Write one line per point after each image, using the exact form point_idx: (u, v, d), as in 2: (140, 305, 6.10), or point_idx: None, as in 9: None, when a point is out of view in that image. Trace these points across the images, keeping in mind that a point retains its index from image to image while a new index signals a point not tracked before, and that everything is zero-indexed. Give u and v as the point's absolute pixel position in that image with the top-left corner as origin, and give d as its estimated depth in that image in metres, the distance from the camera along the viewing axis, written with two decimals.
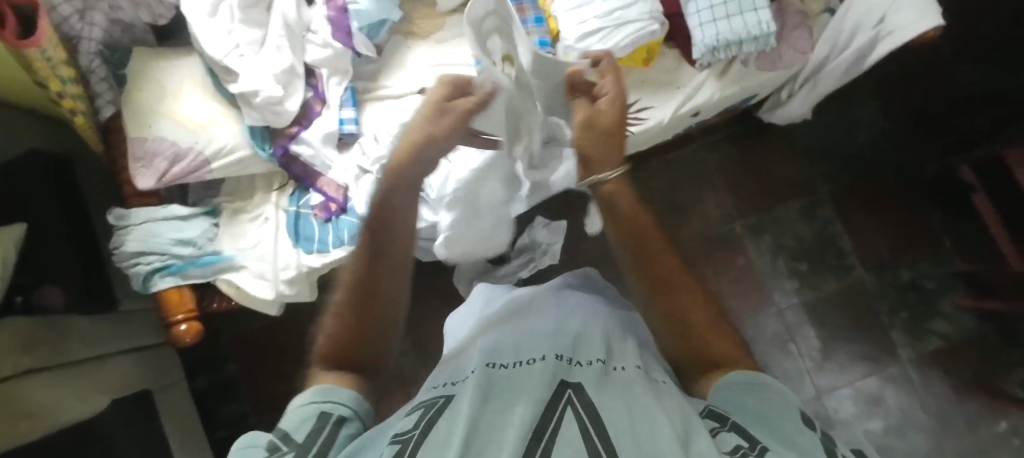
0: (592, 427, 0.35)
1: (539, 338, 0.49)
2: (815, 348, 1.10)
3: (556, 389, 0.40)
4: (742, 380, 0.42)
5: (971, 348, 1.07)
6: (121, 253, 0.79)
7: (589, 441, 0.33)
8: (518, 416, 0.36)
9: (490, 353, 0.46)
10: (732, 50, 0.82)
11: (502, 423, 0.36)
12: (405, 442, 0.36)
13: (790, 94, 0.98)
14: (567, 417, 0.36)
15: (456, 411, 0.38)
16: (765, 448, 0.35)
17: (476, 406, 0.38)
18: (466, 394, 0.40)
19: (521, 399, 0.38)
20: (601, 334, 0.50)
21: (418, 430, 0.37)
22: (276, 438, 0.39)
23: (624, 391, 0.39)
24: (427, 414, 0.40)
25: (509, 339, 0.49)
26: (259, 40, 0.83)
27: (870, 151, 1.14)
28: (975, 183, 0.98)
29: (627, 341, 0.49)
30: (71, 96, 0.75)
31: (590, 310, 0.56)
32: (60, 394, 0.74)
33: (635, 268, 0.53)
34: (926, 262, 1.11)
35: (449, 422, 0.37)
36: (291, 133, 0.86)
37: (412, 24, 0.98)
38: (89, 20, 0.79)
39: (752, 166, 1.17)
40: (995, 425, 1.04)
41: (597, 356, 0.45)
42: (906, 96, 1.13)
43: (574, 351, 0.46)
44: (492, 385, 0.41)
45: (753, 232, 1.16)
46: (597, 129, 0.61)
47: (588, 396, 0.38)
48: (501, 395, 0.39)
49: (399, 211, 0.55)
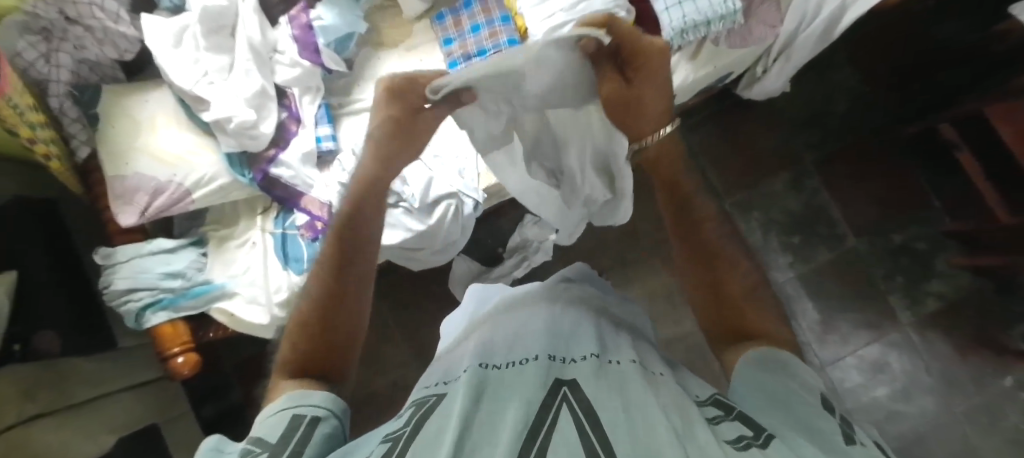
0: (588, 424, 0.34)
1: (534, 336, 0.46)
2: (815, 320, 1.10)
3: (552, 387, 0.38)
4: (753, 366, 0.43)
5: (970, 304, 1.07)
6: (111, 292, 0.79)
7: (583, 437, 0.33)
8: (510, 418, 0.35)
9: (481, 353, 0.45)
10: (701, 31, 0.81)
11: (494, 426, 0.35)
12: (396, 441, 0.36)
13: (765, 69, 0.96)
14: (564, 418, 0.35)
15: (449, 410, 0.38)
16: (770, 436, 0.34)
17: (468, 408, 0.37)
18: (457, 395, 0.39)
19: (513, 399, 0.37)
20: (596, 329, 0.49)
21: (410, 428, 0.37)
22: (253, 445, 0.38)
23: (618, 387, 0.38)
24: (418, 413, 0.40)
25: (502, 338, 0.48)
26: (227, 67, 0.83)
27: (851, 117, 1.15)
28: (957, 140, 0.97)
29: (619, 337, 0.48)
30: (43, 141, 0.75)
31: (582, 303, 0.54)
32: (65, 436, 0.75)
33: (679, 240, 0.55)
34: (917, 224, 1.10)
35: (439, 422, 0.37)
36: (268, 157, 0.86)
37: (380, 34, 0.98)
38: (55, 63, 0.79)
39: (735, 143, 1.17)
40: (1001, 381, 1.04)
41: (590, 350, 0.44)
42: (884, 59, 1.13)
43: (568, 347, 0.45)
44: (485, 386, 0.40)
45: (743, 210, 1.15)
46: (635, 104, 0.51)
47: (586, 395, 0.37)
48: (494, 395, 0.38)
49: (365, 225, 0.53)
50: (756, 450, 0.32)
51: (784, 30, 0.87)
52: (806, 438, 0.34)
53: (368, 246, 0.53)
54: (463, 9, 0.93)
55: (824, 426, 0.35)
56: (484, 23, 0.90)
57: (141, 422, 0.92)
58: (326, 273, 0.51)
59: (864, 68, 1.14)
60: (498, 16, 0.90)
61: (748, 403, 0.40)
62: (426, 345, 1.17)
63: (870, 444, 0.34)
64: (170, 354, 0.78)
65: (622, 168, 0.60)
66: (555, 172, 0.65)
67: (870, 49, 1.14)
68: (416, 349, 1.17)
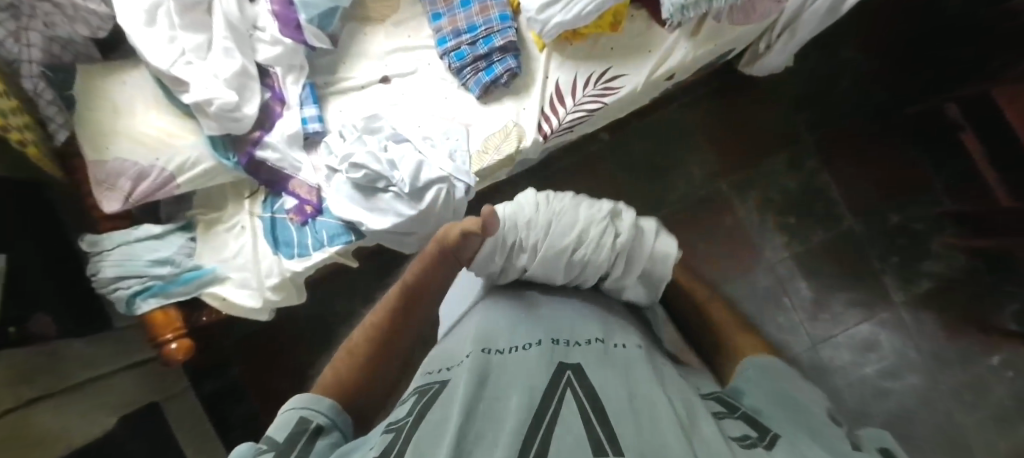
0: (591, 411, 0.31)
1: (533, 321, 0.42)
2: (808, 300, 1.10)
3: (555, 370, 0.36)
4: (762, 365, 0.41)
5: (962, 285, 1.07)
6: (100, 279, 0.78)
7: (587, 423, 0.30)
8: (515, 404, 0.32)
9: (485, 332, 0.41)
10: (701, 7, 0.79)
11: (495, 417, 0.32)
12: (399, 431, 0.32)
13: (768, 45, 0.92)
14: (567, 402, 0.32)
15: (450, 399, 0.33)
16: (775, 436, 0.32)
17: (473, 392, 0.33)
18: (460, 380, 0.35)
19: (516, 387, 0.34)
20: (603, 318, 0.44)
21: (413, 416, 0.33)
22: (258, 444, 0.36)
23: (621, 371, 0.36)
24: (421, 401, 0.35)
25: (502, 321, 0.43)
26: (204, 45, 0.80)
27: (854, 93, 1.13)
28: (963, 122, 0.95)
29: (626, 328, 0.44)
30: (17, 128, 0.72)
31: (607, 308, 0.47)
32: (67, 418, 0.76)
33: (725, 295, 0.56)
34: (915, 205, 1.09)
35: (442, 409, 0.33)
36: (254, 138, 0.84)
37: (365, 9, 0.94)
38: (25, 41, 0.75)
39: (735, 118, 1.15)
40: (987, 360, 1.04)
41: (595, 335, 0.41)
42: (886, 30, 1.11)
43: (571, 331, 0.41)
44: (488, 373, 0.35)
45: (739, 189, 1.14)
46: None
47: (590, 379, 0.35)
48: (500, 380, 0.35)
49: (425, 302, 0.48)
50: (761, 449, 0.30)
51: (789, 7, 0.84)
52: (813, 440, 0.32)
53: (424, 303, 0.47)
54: (459, 8, 0.90)
55: (830, 432, 0.33)
56: (481, 23, 0.88)
57: (140, 401, 0.92)
58: (387, 306, 0.47)
59: (870, 41, 1.12)
60: (480, 38, 0.88)
61: (756, 400, 0.38)
62: None
63: (874, 452, 0.32)
64: (162, 340, 0.77)
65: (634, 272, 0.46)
66: (557, 278, 0.45)
67: (874, 19, 1.11)
68: None
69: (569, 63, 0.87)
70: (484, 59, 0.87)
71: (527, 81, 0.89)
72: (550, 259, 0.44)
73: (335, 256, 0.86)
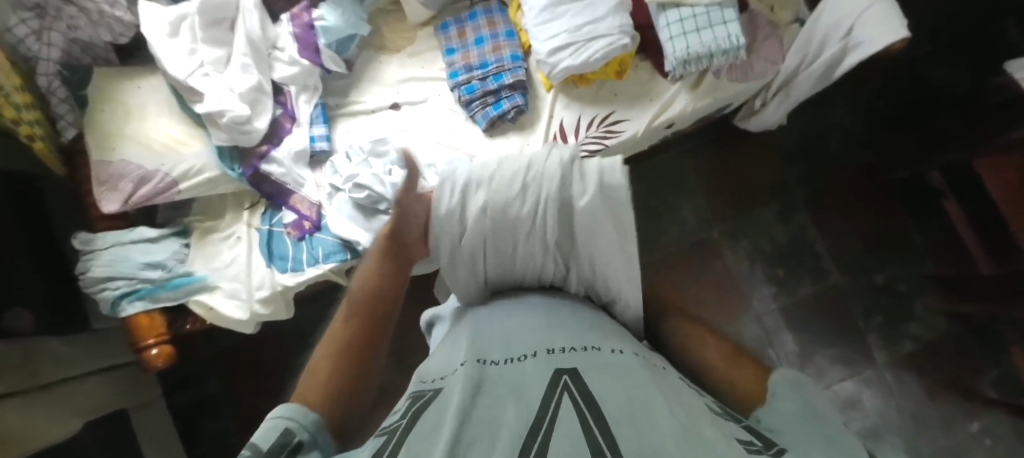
0: (589, 414, 0.31)
1: (528, 329, 0.43)
2: (793, 353, 1.11)
3: (552, 377, 0.36)
4: (788, 384, 0.39)
5: (943, 348, 1.09)
6: (88, 279, 0.77)
7: (585, 426, 0.30)
8: (511, 416, 0.32)
9: (479, 343, 0.42)
10: (704, 63, 0.83)
11: (491, 419, 0.32)
12: (391, 434, 0.33)
13: (763, 103, 0.97)
14: (565, 405, 0.33)
15: (445, 404, 0.34)
16: (782, 448, 0.32)
17: (468, 399, 0.34)
18: (455, 387, 0.36)
19: (511, 394, 0.34)
20: (595, 325, 0.45)
21: (406, 421, 0.34)
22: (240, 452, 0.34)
23: (618, 375, 0.36)
24: (413, 406, 0.36)
25: (496, 330, 0.44)
26: (223, 59, 0.82)
27: (843, 155, 1.18)
28: (945, 188, 1.00)
29: (617, 334, 0.45)
30: (28, 123, 0.73)
31: (604, 318, 0.48)
32: (35, 420, 0.72)
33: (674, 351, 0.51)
34: (899, 266, 1.13)
35: (436, 416, 0.33)
36: (261, 152, 0.85)
37: (382, 39, 0.98)
38: (46, 41, 0.76)
39: (729, 171, 1.19)
40: (968, 425, 1.05)
41: (591, 343, 0.41)
42: (874, 99, 1.17)
43: (567, 337, 0.42)
44: (483, 381, 0.36)
45: (730, 239, 1.17)
46: None
47: (587, 384, 0.35)
48: (494, 391, 0.35)
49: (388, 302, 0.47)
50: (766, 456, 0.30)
51: (785, 68, 0.89)
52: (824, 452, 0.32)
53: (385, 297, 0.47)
54: (473, 45, 0.94)
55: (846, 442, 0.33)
56: (493, 61, 0.92)
57: (113, 407, 0.90)
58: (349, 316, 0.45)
59: (858, 108, 1.18)
60: (491, 74, 0.91)
61: (775, 418, 0.37)
62: (406, 348, 1.12)
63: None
64: (143, 345, 0.76)
65: (599, 214, 0.44)
66: (518, 218, 0.44)
67: (862, 89, 1.18)
68: (395, 352, 1.12)
69: (574, 104, 0.91)
70: (493, 94, 0.90)
71: (533, 119, 0.92)
72: (505, 187, 0.44)
73: (328, 274, 0.85)
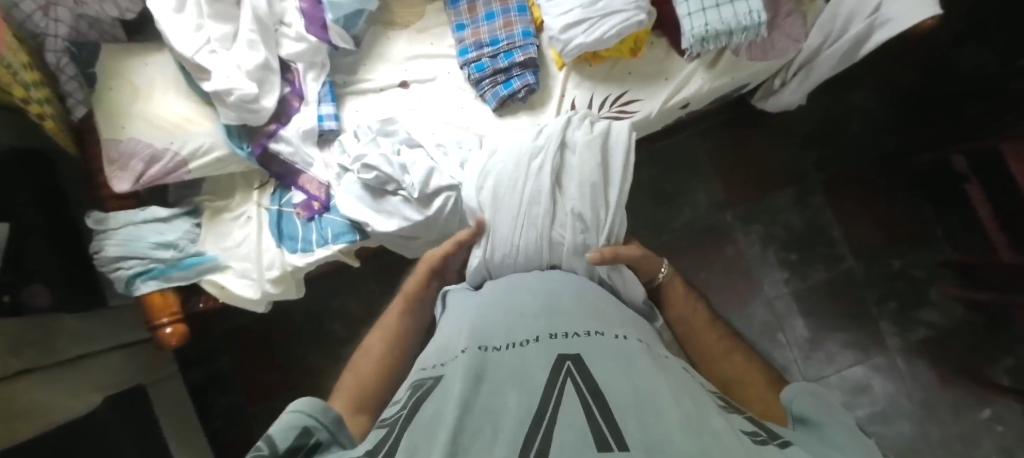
0: (592, 401, 0.31)
1: (530, 312, 0.43)
2: (803, 337, 1.10)
3: (554, 363, 0.35)
4: (801, 391, 0.40)
5: (958, 335, 1.07)
6: (102, 258, 0.78)
7: (589, 415, 0.29)
8: (513, 405, 0.32)
9: (481, 330, 0.41)
10: (722, 41, 0.81)
11: (492, 408, 0.32)
12: (391, 426, 0.33)
13: (783, 83, 0.94)
14: (567, 392, 0.32)
15: (445, 394, 0.34)
16: (787, 442, 0.31)
17: (469, 388, 0.33)
18: (455, 376, 0.35)
19: (513, 382, 0.34)
20: (599, 307, 0.45)
21: (406, 412, 0.34)
22: (260, 445, 0.37)
23: (622, 362, 0.36)
24: (414, 396, 0.36)
25: (497, 315, 0.43)
26: (230, 35, 0.81)
27: (863, 137, 1.14)
28: (969, 173, 0.96)
29: (621, 316, 0.44)
30: (37, 101, 0.73)
31: (602, 296, 0.48)
32: (54, 394, 0.74)
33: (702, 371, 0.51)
34: (916, 252, 1.10)
35: (435, 407, 0.33)
36: (269, 131, 0.85)
37: (390, 14, 0.96)
38: (54, 16, 0.75)
39: (745, 154, 1.16)
40: (978, 412, 1.03)
41: (595, 327, 0.41)
42: (898, 79, 1.13)
43: (569, 322, 0.41)
44: (484, 369, 0.36)
45: (743, 222, 1.15)
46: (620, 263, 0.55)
47: (590, 371, 0.34)
48: (495, 379, 0.35)
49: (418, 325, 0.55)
50: (774, 447, 0.29)
51: (807, 47, 0.86)
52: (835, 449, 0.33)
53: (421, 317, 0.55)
54: (483, 21, 0.91)
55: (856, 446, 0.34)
56: (503, 38, 0.89)
57: (130, 382, 0.92)
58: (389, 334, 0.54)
59: (882, 88, 1.14)
60: (502, 52, 0.89)
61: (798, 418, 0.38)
62: None
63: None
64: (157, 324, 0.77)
65: (595, 148, 0.58)
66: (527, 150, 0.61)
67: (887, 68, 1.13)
68: None
69: (586, 83, 0.89)
70: (504, 73, 0.88)
71: (543, 98, 0.90)
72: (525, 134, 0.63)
73: (338, 254, 0.86)
